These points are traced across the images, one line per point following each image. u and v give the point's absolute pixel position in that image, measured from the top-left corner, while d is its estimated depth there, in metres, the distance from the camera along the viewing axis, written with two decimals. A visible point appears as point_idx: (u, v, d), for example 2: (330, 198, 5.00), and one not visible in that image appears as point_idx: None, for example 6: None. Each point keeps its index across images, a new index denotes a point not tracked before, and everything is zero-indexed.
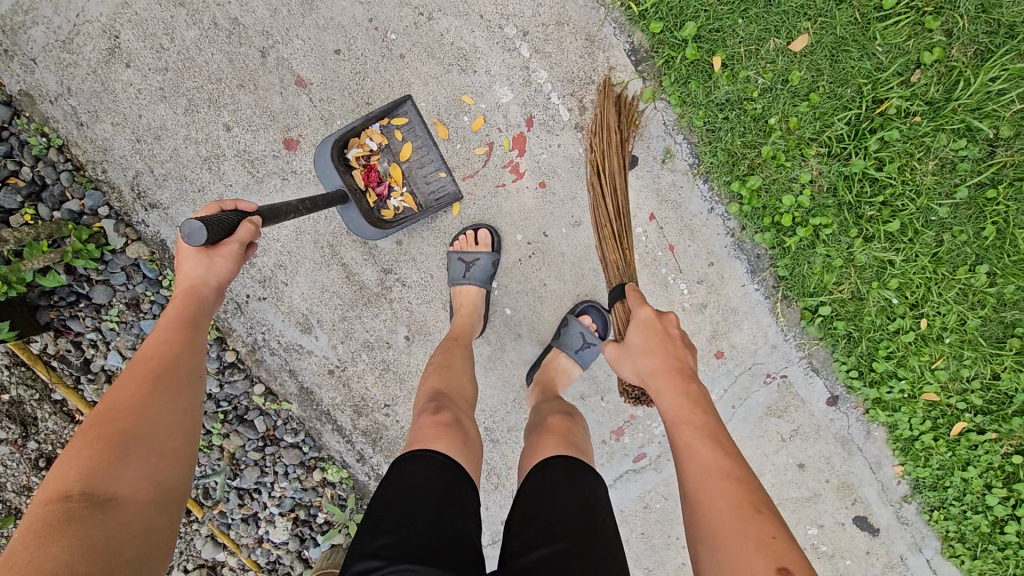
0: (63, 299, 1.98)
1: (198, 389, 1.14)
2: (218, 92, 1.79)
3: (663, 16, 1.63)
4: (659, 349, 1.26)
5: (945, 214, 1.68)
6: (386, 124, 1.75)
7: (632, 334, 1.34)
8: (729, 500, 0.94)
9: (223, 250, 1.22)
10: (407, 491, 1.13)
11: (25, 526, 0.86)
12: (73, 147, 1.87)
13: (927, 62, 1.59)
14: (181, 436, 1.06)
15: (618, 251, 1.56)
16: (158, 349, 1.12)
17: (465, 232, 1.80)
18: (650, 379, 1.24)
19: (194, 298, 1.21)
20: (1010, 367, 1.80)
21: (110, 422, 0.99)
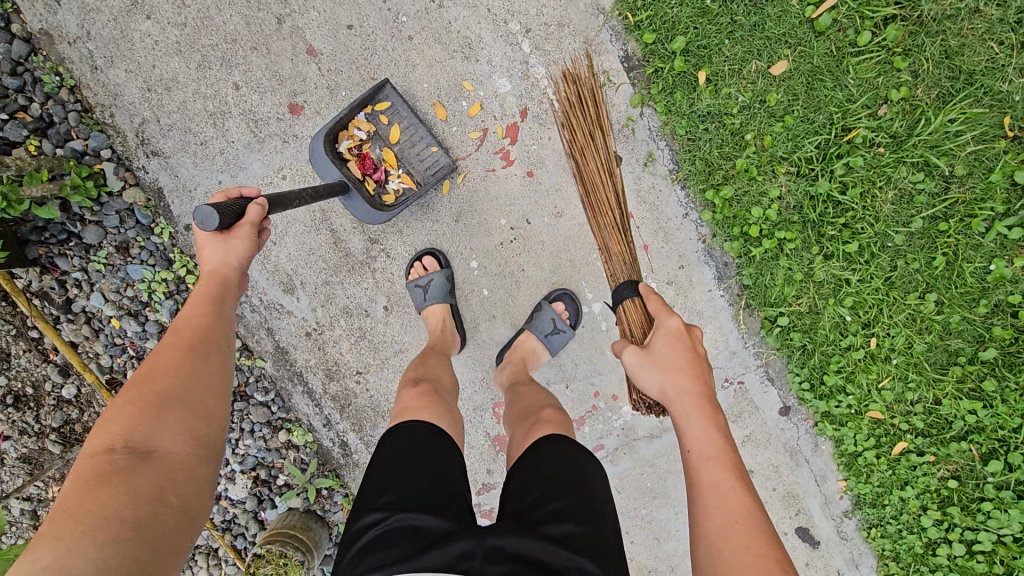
0: (54, 236, 2.04)
1: (226, 357, 1.25)
2: (231, 52, 1.88)
3: (656, 29, 1.75)
4: (687, 368, 1.36)
5: (901, 241, 1.79)
6: (369, 111, 1.82)
7: (660, 345, 1.42)
8: (756, 552, 1.03)
9: (241, 231, 1.32)
10: (404, 454, 1.21)
11: (76, 477, 0.96)
12: (85, 89, 1.94)
13: (893, 99, 1.72)
14: (213, 397, 1.17)
15: (622, 242, 1.62)
16: (187, 322, 1.23)
17: (413, 265, 1.93)
18: (675, 397, 1.33)
19: (217, 277, 1.32)
20: (951, 393, 1.91)
21: (147, 386, 1.10)
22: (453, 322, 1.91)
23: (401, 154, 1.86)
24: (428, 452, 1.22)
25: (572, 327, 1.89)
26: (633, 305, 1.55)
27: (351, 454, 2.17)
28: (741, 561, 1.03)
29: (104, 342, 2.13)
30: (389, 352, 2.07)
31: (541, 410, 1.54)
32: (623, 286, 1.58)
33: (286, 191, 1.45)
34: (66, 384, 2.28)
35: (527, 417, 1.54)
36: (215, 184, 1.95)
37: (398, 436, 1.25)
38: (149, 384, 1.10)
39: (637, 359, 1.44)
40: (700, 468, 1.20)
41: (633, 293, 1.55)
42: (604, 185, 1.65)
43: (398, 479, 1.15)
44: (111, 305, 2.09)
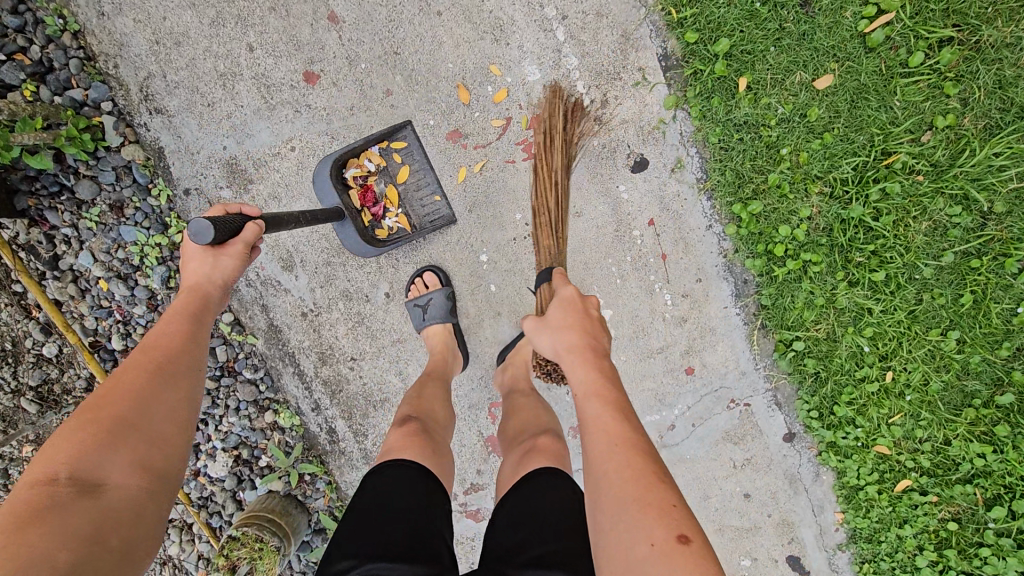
0: (45, 188, 1.94)
1: (197, 381, 1.20)
2: (248, 10, 1.77)
3: (700, 28, 1.65)
4: (575, 325, 1.29)
5: (929, 274, 1.73)
6: (385, 146, 1.79)
7: (553, 309, 1.37)
8: (633, 469, 0.96)
9: (228, 250, 1.29)
10: (383, 500, 1.32)
11: (9, 508, 0.90)
12: (89, 35, 1.83)
13: (939, 126, 1.64)
14: (176, 425, 1.12)
15: (552, 237, 1.63)
16: (157, 340, 1.18)
17: (413, 282, 1.89)
18: (563, 354, 1.25)
19: (199, 294, 1.28)
20: (962, 435, 1.85)
21: (104, 410, 1.04)
22: (456, 341, 1.87)
23: (404, 195, 1.83)
24: (408, 496, 1.33)
25: None
26: (548, 289, 1.53)
27: (338, 442, 2.09)
28: (621, 483, 0.95)
29: (89, 303, 2.04)
30: (387, 341, 1.99)
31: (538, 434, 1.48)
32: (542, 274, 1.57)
33: (283, 213, 1.44)
34: (47, 343, 2.19)
35: (521, 442, 1.50)
36: (220, 149, 1.85)
37: (379, 479, 1.37)
38: (106, 408, 1.05)
39: (531, 323, 1.37)
40: (585, 410, 1.11)
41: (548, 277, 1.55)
42: (548, 190, 1.64)
43: (378, 524, 1.27)
44: (100, 265, 2.00)
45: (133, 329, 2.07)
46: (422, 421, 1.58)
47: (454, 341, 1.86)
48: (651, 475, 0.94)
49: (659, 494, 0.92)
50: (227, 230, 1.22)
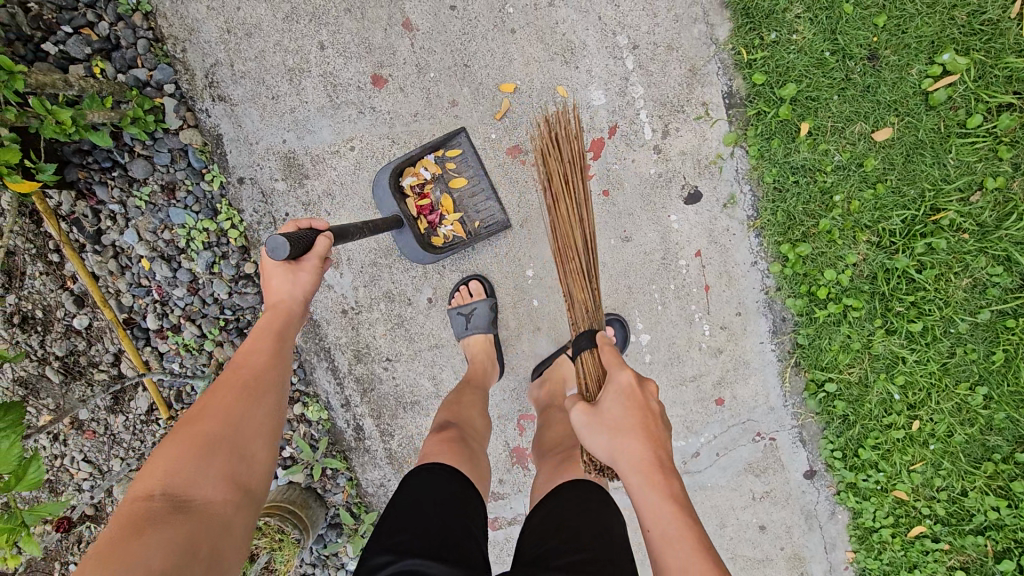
0: (97, 163, 1.92)
1: (280, 398, 1.24)
2: (323, 9, 1.79)
3: (768, 71, 1.69)
4: (639, 431, 1.19)
5: (964, 330, 1.77)
6: (440, 155, 1.80)
7: (607, 400, 1.26)
8: None
9: (305, 266, 1.33)
10: (416, 501, 1.30)
11: (114, 520, 0.95)
12: (160, 18, 1.85)
13: (989, 187, 1.68)
14: (260, 441, 1.16)
15: (587, 290, 1.48)
16: (245, 361, 1.24)
17: (458, 289, 1.91)
18: (627, 469, 1.16)
19: (283, 313, 1.33)
20: (979, 487, 1.89)
21: (196, 427, 1.10)
22: (495, 353, 1.89)
23: (459, 202, 1.83)
24: (440, 500, 1.31)
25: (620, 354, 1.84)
26: (590, 356, 1.41)
27: (363, 440, 2.10)
28: None
29: (128, 280, 2.02)
30: (424, 345, 2.01)
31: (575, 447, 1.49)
32: (583, 337, 1.43)
33: (347, 223, 1.46)
34: (79, 315, 2.13)
35: (557, 452, 1.51)
36: (280, 142, 1.87)
37: (411, 482, 1.36)
38: (198, 427, 1.10)
39: (582, 418, 1.28)
40: (666, 555, 1.05)
41: (591, 345, 1.41)
42: (571, 229, 1.48)
43: (414, 522, 1.25)
44: (145, 244, 1.99)
45: (170, 310, 2.05)
46: (459, 428, 1.58)
47: (493, 353, 1.88)
48: None
49: None
50: (303, 245, 1.26)
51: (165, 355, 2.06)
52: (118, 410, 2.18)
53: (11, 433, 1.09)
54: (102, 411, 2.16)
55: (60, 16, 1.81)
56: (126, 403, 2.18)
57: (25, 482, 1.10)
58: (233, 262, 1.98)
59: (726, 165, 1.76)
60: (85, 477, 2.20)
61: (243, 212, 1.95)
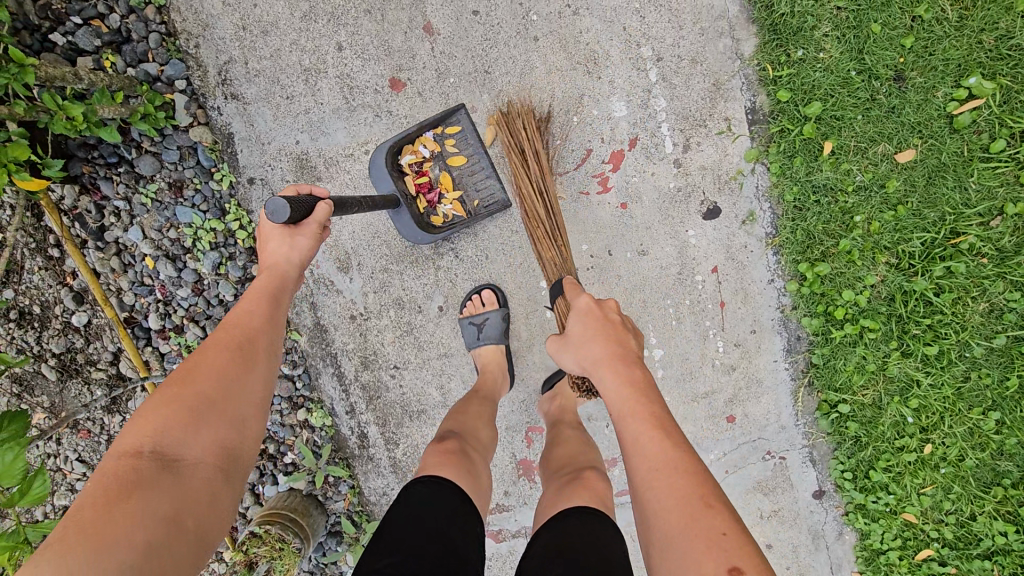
0: (103, 158, 1.87)
1: (273, 364, 1.19)
2: (343, 10, 1.76)
3: (793, 88, 1.67)
4: (600, 335, 1.28)
5: (980, 354, 1.76)
6: (439, 132, 1.75)
7: (572, 322, 1.35)
8: (679, 495, 0.97)
9: (304, 230, 1.28)
10: (415, 516, 1.25)
11: (97, 480, 0.90)
12: (173, 12, 1.80)
13: (1009, 213, 1.67)
14: (251, 406, 1.10)
15: (553, 248, 1.61)
16: (237, 322, 1.18)
17: (470, 298, 1.88)
18: (594, 368, 1.25)
19: (279, 275, 1.27)
20: (988, 512, 1.88)
21: (186, 385, 1.04)
22: (505, 364, 1.85)
23: (458, 181, 1.78)
24: (442, 518, 1.25)
25: None
26: (563, 302, 1.50)
27: (367, 447, 2.05)
28: (667, 513, 0.96)
29: (131, 279, 1.97)
30: (433, 354, 1.98)
31: (581, 470, 1.45)
32: (556, 285, 1.55)
33: (347, 195, 1.42)
34: (78, 312, 2.07)
35: (563, 473, 1.47)
36: (293, 143, 1.83)
37: (410, 494, 1.30)
38: (187, 386, 1.04)
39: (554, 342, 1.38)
40: (623, 427, 1.12)
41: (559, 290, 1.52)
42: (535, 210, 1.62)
43: (414, 537, 1.20)
44: (150, 243, 1.94)
45: (174, 310, 1.99)
46: (461, 440, 1.50)
47: (503, 364, 1.85)
48: (696, 505, 0.94)
49: (707, 521, 0.92)
50: (304, 209, 1.21)
51: (167, 356, 2.01)
52: (116, 410, 2.12)
53: (16, 445, 1.09)
54: (98, 411, 2.10)
55: (70, 6, 1.76)
56: (124, 403, 2.13)
57: (29, 496, 1.11)
58: (240, 264, 1.94)
59: (747, 182, 1.74)
60: (79, 477, 2.14)
61: (252, 213, 1.91)
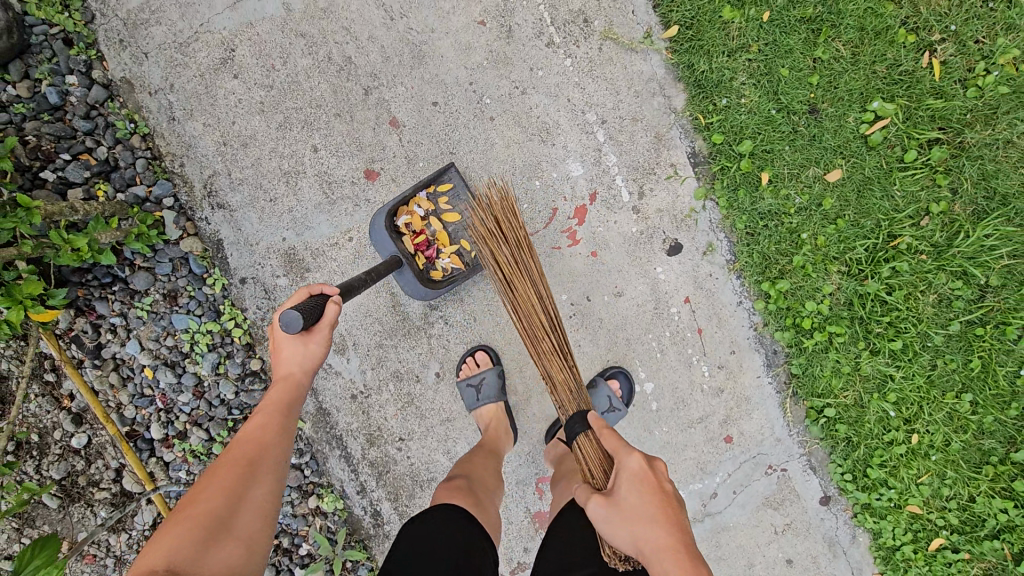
0: (96, 279, 1.95)
1: (281, 477, 1.22)
2: (314, 116, 1.90)
3: (724, 131, 1.85)
4: (660, 517, 1.23)
5: (940, 342, 1.91)
6: (432, 192, 1.86)
7: (622, 489, 1.30)
8: None
9: (317, 335, 1.35)
10: (436, 529, 1.33)
11: None
12: (158, 137, 1.94)
13: (935, 212, 1.87)
14: (260, 521, 1.13)
15: (564, 368, 1.57)
16: (252, 436, 1.24)
17: (465, 360, 1.97)
18: (653, 555, 1.18)
19: (292, 385, 1.35)
20: (984, 491, 1.99)
21: (198, 504, 1.08)
22: (508, 422, 1.92)
23: (454, 235, 1.90)
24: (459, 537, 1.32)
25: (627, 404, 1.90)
26: (588, 441, 1.45)
27: (383, 525, 2.06)
28: None
29: (130, 392, 2.01)
30: (435, 420, 2.04)
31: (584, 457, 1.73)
32: (575, 420, 1.49)
33: (352, 277, 1.49)
34: (76, 434, 2.07)
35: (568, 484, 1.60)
36: (280, 240, 1.95)
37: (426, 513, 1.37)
38: (200, 504, 1.08)
39: (599, 507, 1.29)
40: None
41: (584, 427, 1.46)
42: (540, 312, 1.58)
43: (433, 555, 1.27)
44: (148, 353, 2.00)
45: (175, 416, 2.03)
46: (468, 479, 1.57)
47: (506, 422, 1.91)
48: None
49: None
50: (317, 314, 1.29)
51: (172, 464, 2.03)
52: (121, 528, 2.09)
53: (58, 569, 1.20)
54: (102, 532, 2.07)
55: (58, 145, 1.90)
56: (129, 519, 2.10)
57: None
58: (238, 361, 2.00)
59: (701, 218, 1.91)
60: None
61: (246, 310, 2.00)
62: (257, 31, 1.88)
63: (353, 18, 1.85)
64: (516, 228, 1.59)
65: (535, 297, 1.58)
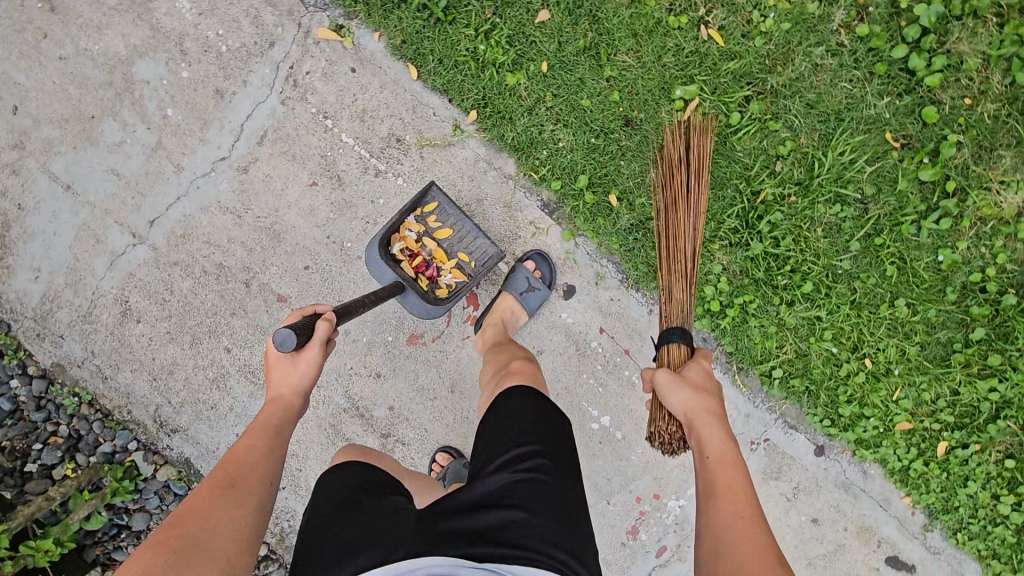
0: (105, 534, 2.06)
1: (269, 495, 1.15)
2: (214, 323, 2.01)
3: (560, 176, 1.95)
4: (713, 394, 1.33)
5: (849, 266, 1.94)
6: (419, 214, 1.92)
7: (691, 369, 1.38)
8: (758, 550, 1.03)
9: (308, 353, 1.33)
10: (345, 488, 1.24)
11: None
12: (101, 397, 2.04)
13: (784, 154, 1.92)
14: (240, 541, 1.05)
15: (687, 291, 1.58)
16: (240, 454, 1.18)
17: (432, 467, 1.98)
18: (699, 416, 1.28)
19: (282, 405, 1.30)
20: (963, 380, 1.97)
21: (178, 526, 1.01)
22: None
23: (450, 250, 1.95)
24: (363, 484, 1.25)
25: (545, 288, 1.95)
26: (678, 348, 1.45)
27: None
28: (745, 557, 1.03)
29: None
30: None
31: (511, 362, 1.61)
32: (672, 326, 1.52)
33: (350, 302, 1.52)
34: None
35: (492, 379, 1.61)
36: (235, 436, 2.03)
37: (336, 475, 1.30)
38: (178, 527, 1.01)
39: (665, 374, 1.36)
40: (716, 476, 1.18)
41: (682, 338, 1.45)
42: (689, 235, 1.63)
43: (329, 504, 1.19)
44: None
45: None
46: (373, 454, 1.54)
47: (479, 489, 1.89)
48: (774, 560, 1.02)
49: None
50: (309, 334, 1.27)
51: None
52: None
53: None
54: None
55: (29, 439, 2.05)
56: None
57: None
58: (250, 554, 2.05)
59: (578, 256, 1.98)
60: None
61: None
62: (138, 277, 2.01)
63: (209, 230, 1.98)
64: (697, 158, 1.69)
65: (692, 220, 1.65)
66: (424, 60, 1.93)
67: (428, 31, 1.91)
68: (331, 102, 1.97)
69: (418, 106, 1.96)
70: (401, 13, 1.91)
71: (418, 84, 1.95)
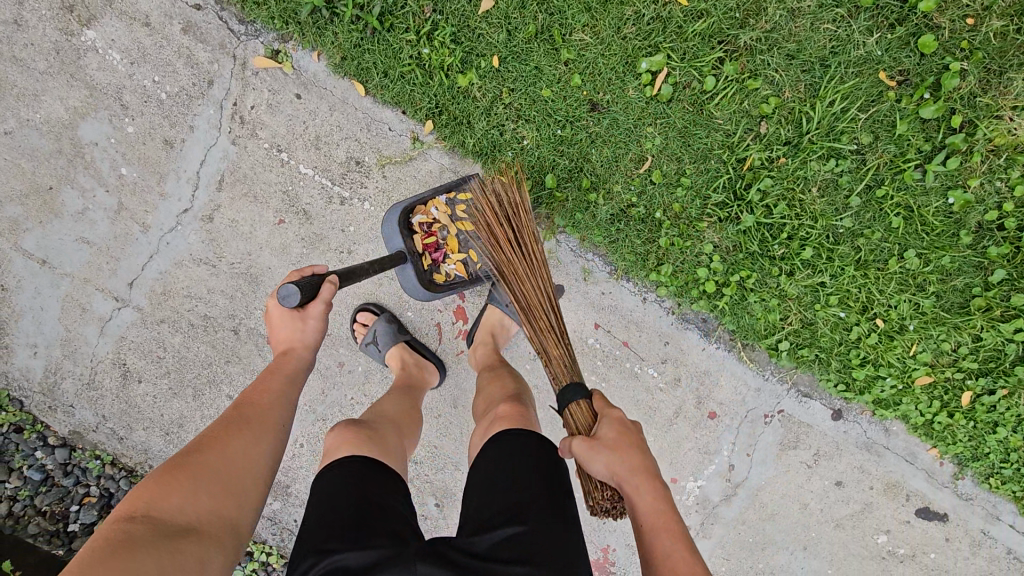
0: None
1: (279, 439, 1.21)
2: (213, 373, 2.02)
3: (528, 175, 1.84)
4: (637, 446, 1.15)
5: (850, 224, 1.81)
6: (451, 196, 1.80)
7: (603, 427, 1.20)
8: None
9: (314, 310, 1.32)
10: (337, 493, 1.14)
11: (93, 543, 0.91)
12: (122, 457, 2.10)
13: (768, 113, 1.77)
14: (249, 481, 1.11)
15: (560, 343, 1.43)
16: (255, 397, 1.24)
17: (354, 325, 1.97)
18: (625, 481, 1.11)
19: (291, 357, 1.31)
20: (986, 325, 1.84)
21: (196, 456, 1.09)
22: (413, 356, 1.89)
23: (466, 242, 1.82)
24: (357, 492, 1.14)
25: None
26: (579, 405, 1.28)
27: None
28: None
29: None
30: None
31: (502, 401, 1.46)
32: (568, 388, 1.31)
33: (355, 264, 1.43)
34: None
35: (488, 412, 1.48)
36: None
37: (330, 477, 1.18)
38: (196, 456, 1.09)
39: (579, 444, 1.18)
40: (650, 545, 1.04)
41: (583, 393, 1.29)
42: (534, 285, 1.50)
43: (313, 529, 1.09)
44: None
45: None
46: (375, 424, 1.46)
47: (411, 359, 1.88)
48: None
49: None
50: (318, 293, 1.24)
51: None
52: None
53: None
54: None
55: (65, 503, 2.12)
56: None
57: None
58: None
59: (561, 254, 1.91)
60: None
61: (266, 538, 2.11)
62: (131, 338, 2.02)
63: (188, 284, 1.97)
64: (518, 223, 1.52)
65: (529, 272, 1.51)
66: (368, 74, 1.82)
67: (367, 43, 1.79)
68: (282, 134, 1.88)
69: (372, 124, 1.87)
70: (335, 27, 1.78)
71: (368, 100, 1.85)
